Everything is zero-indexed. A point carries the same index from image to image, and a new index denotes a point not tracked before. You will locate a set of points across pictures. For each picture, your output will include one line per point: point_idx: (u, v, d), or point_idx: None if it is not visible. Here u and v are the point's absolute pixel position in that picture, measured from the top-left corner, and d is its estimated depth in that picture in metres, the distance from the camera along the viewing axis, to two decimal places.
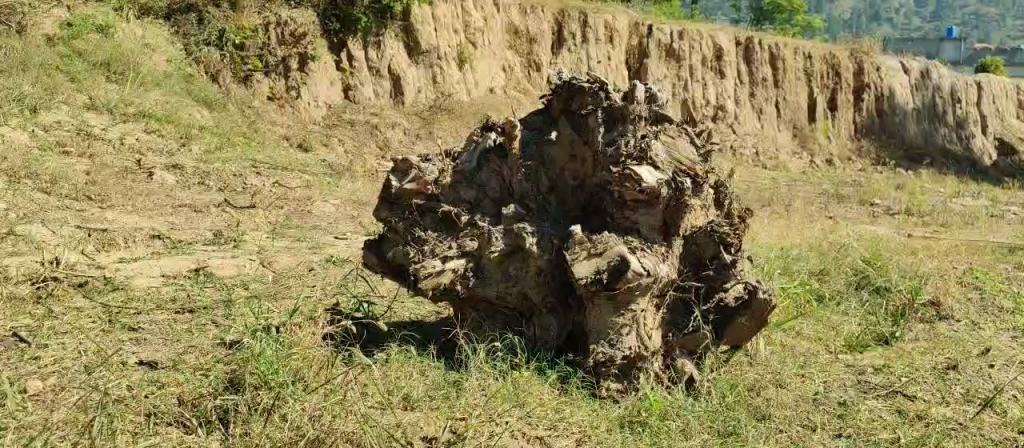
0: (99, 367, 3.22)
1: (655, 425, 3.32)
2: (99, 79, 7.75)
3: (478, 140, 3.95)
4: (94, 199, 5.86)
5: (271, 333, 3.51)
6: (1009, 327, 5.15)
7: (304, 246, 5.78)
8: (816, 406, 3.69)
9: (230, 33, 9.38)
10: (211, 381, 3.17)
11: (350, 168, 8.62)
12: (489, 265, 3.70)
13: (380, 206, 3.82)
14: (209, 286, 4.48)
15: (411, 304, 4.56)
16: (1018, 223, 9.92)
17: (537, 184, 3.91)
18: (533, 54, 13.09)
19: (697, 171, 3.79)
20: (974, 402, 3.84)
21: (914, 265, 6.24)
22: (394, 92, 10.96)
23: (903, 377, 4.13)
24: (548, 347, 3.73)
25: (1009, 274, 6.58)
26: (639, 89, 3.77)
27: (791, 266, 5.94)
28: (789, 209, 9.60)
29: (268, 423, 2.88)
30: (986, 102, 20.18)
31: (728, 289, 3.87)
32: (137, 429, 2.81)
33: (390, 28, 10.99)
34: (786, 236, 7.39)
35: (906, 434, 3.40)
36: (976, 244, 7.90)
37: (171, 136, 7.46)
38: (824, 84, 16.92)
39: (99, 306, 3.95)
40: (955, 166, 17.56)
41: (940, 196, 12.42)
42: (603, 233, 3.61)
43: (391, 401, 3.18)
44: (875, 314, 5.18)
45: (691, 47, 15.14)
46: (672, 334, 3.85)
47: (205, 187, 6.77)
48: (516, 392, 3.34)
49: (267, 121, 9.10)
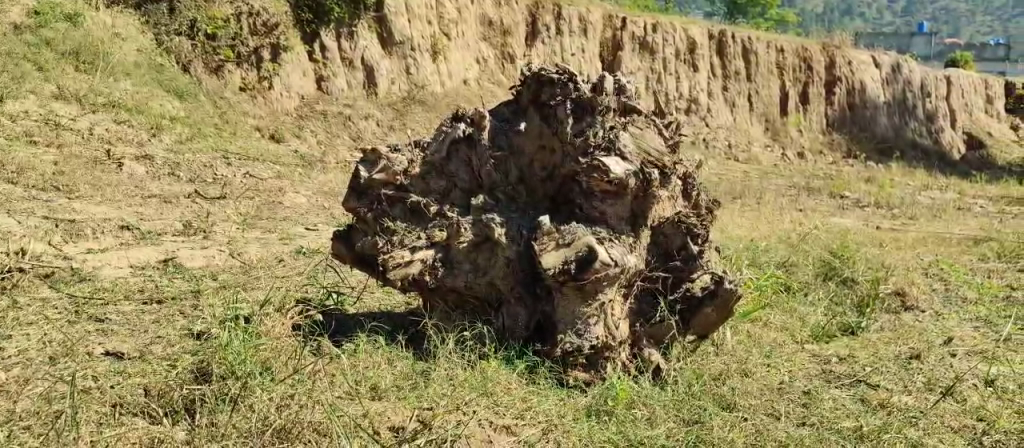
0: (65, 358, 3.20)
1: (621, 414, 3.34)
2: (68, 69, 7.62)
3: (447, 130, 3.91)
4: (62, 190, 5.80)
5: (241, 324, 3.52)
6: (972, 317, 5.23)
7: (273, 237, 5.76)
8: (781, 395, 3.73)
9: (202, 23, 9.22)
10: (179, 371, 3.16)
11: (322, 161, 8.60)
12: (458, 255, 3.72)
13: (350, 197, 3.81)
14: (178, 277, 4.45)
15: (380, 295, 4.57)
16: (987, 217, 10.04)
17: (506, 175, 3.90)
18: (507, 45, 13.08)
19: (665, 162, 3.80)
20: (936, 390, 3.89)
21: (880, 256, 6.34)
22: (367, 83, 10.90)
23: (867, 366, 4.19)
24: (517, 338, 3.72)
25: (972, 265, 6.69)
26: (608, 81, 3.80)
27: (758, 258, 6.00)
28: (760, 202, 9.70)
29: (236, 413, 2.88)
30: (955, 98, 20.44)
31: (694, 280, 3.92)
32: (103, 419, 2.79)
33: (363, 19, 10.96)
34: (754, 227, 7.46)
35: (869, 422, 3.42)
36: (942, 236, 8.04)
37: (142, 127, 7.40)
38: (796, 78, 17.04)
39: (66, 296, 3.92)
40: (924, 159, 17.76)
41: (910, 189, 12.54)
42: (572, 226, 3.64)
43: (359, 391, 3.20)
44: (841, 305, 5.25)
45: (665, 41, 15.20)
46: (639, 325, 3.89)
47: (175, 178, 6.73)
48: (482, 382, 3.36)
49: (239, 112, 9.03)
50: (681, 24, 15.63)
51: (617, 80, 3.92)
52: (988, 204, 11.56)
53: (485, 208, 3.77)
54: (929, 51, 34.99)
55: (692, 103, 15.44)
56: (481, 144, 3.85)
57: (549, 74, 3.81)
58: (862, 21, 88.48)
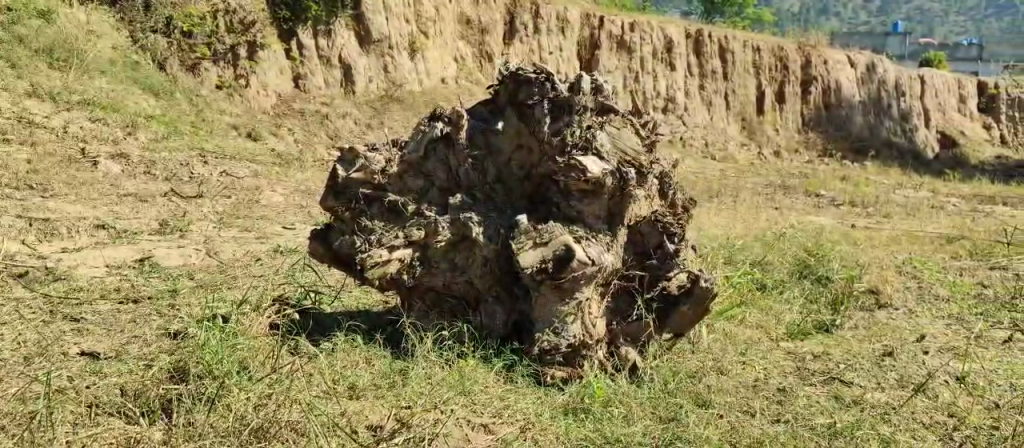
0: (40, 359, 3.18)
1: (598, 412, 3.36)
2: (41, 66, 7.54)
3: (425, 129, 3.88)
4: (36, 189, 5.76)
5: (218, 323, 3.51)
6: (946, 314, 5.29)
7: (251, 235, 5.76)
8: (756, 392, 3.76)
9: (178, 20, 9.19)
10: (155, 370, 3.14)
11: (299, 159, 8.59)
12: (436, 254, 3.74)
13: (327, 196, 3.80)
14: (154, 276, 4.43)
15: (358, 294, 4.58)
16: (959, 215, 10.17)
17: (483, 174, 3.91)
18: (485, 44, 13.09)
19: (642, 161, 3.82)
20: (908, 387, 3.94)
21: (854, 254, 6.39)
22: (345, 81, 10.89)
23: (841, 363, 4.24)
24: (494, 337, 3.74)
25: (946, 263, 6.76)
26: (585, 80, 3.78)
27: (735, 256, 6.05)
28: (736, 200, 9.78)
29: (212, 412, 2.87)
30: (930, 97, 20.65)
31: (672, 278, 3.94)
32: (77, 419, 2.77)
33: (340, 17, 10.92)
34: (731, 225, 7.52)
35: (842, 419, 3.46)
36: (915, 234, 8.12)
37: (118, 124, 7.36)
38: (772, 77, 17.13)
39: (40, 296, 3.89)
40: (898, 158, 17.93)
41: (885, 188, 12.64)
42: (549, 224, 3.65)
43: (337, 390, 3.20)
44: (816, 302, 5.30)
45: (642, 40, 15.26)
46: (617, 323, 3.93)
47: (151, 176, 6.69)
48: (461, 381, 3.37)
49: (215, 111, 8.99)
50: (658, 23, 15.68)
51: (594, 79, 3.91)
52: (961, 203, 11.72)
53: (463, 208, 3.76)
54: (905, 49, 35.30)
55: (668, 102, 15.53)
56: (458, 143, 3.85)
57: (527, 73, 3.81)
58: (838, 21, 89.19)
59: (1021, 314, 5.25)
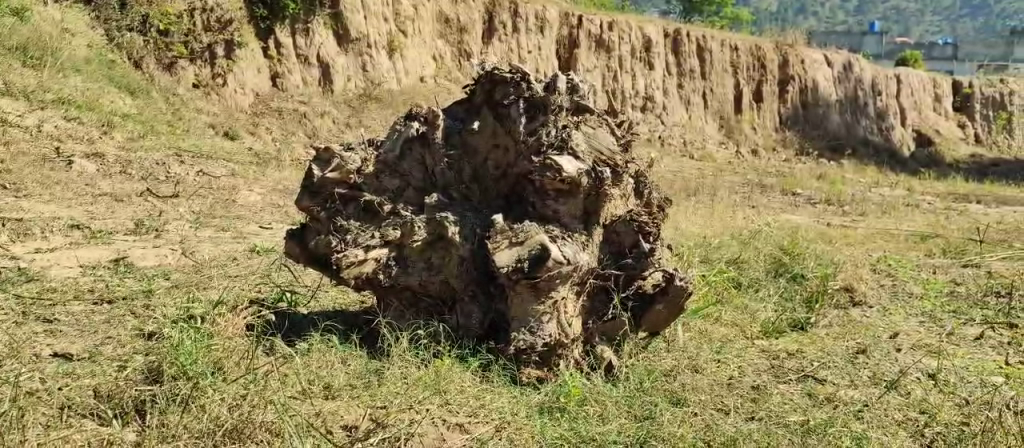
0: (11, 360, 3.14)
1: (573, 411, 3.38)
2: (15, 64, 7.45)
3: (401, 129, 3.91)
4: (9, 189, 5.71)
5: (191, 324, 3.50)
6: (918, 312, 5.34)
7: (227, 236, 5.72)
8: (730, 390, 3.78)
9: (154, 18, 9.14)
10: (129, 372, 3.13)
11: (275, 158, 8.56)
12: (412, 254, 3.74)
13: (302, 196, 3.78)
14: (129, 277, 4.40)
15: (335, 294, 4.57)
16: (934, 213, 10.25)
17: (460, 174, 3.93)
18: (463, 43, 13.08)
19: (618, 161, 3.83)
20: (880, 384, 3.98)
21: (829, 252, 6.44)
22: (323, 80, 10.88)
23: (815, 361, 4.27)
24: (470, 336, 3.73)
25: (920, 261, 6.82)
26: (561, 80, 3.78)
27: (710, 255, 6.07)
28: (712, 199, 9.82)
29: (186, 413, 2.85)
30: (905, 97, 20.83)
31: (646, 277, 3.96)
32: (49, 421, 2.74)
33: (318, 16, 10.89)
34: (708, 224, 7.54)
35: (815, 416, 3.49)
36: (891, 232, 8.18)
37: (94, 123, 7.32)
38: (750, 76, 17.22)
39: (12, 296, 3.85)
40: (874, 156, 18.06)
41: (861, 187, 12.74)
42: (524, 223, 3.66)
43: (312, 391, 3.19)
44: (791, 300, 5.34)
45: (621, 39, 15.29)
46: (592, 322, 3.93)
47: (127, 175, 6.65)
48: (436, 380, 3.36)
49: (192, 109, 8.94)
50: (637, 22, 15.71)
51: (570, 79, 3.90)
52: (935, 201, 11.83)
53: (438, 207, 3.77)
54: (882, 49, 35.53)
55: (647, 101, 15.58)
56: (434, 143, 3.88)
57: (502, 73, 3.83)
58: (817, 21, 89.72)
59: (991, 311, 5.32)
